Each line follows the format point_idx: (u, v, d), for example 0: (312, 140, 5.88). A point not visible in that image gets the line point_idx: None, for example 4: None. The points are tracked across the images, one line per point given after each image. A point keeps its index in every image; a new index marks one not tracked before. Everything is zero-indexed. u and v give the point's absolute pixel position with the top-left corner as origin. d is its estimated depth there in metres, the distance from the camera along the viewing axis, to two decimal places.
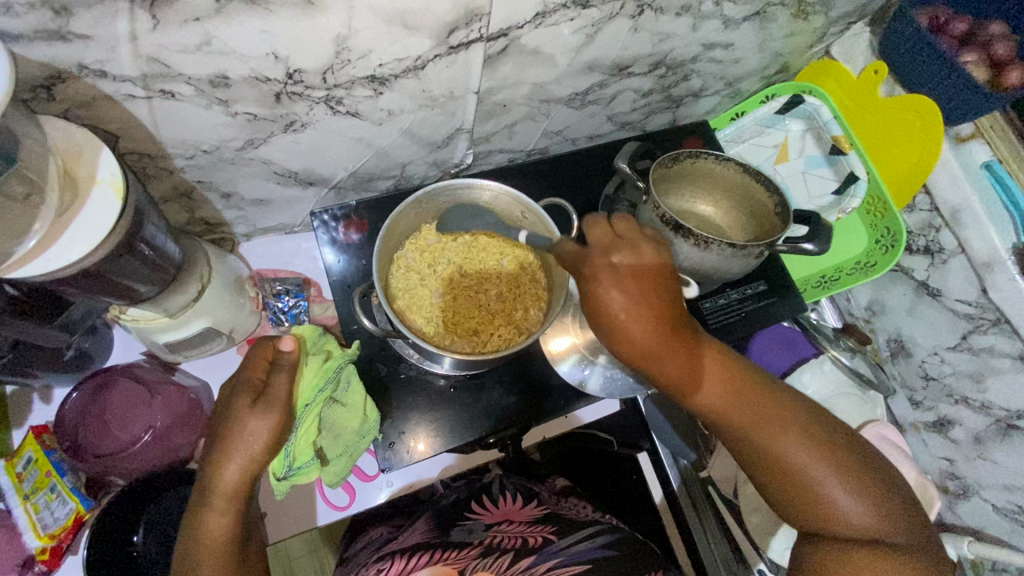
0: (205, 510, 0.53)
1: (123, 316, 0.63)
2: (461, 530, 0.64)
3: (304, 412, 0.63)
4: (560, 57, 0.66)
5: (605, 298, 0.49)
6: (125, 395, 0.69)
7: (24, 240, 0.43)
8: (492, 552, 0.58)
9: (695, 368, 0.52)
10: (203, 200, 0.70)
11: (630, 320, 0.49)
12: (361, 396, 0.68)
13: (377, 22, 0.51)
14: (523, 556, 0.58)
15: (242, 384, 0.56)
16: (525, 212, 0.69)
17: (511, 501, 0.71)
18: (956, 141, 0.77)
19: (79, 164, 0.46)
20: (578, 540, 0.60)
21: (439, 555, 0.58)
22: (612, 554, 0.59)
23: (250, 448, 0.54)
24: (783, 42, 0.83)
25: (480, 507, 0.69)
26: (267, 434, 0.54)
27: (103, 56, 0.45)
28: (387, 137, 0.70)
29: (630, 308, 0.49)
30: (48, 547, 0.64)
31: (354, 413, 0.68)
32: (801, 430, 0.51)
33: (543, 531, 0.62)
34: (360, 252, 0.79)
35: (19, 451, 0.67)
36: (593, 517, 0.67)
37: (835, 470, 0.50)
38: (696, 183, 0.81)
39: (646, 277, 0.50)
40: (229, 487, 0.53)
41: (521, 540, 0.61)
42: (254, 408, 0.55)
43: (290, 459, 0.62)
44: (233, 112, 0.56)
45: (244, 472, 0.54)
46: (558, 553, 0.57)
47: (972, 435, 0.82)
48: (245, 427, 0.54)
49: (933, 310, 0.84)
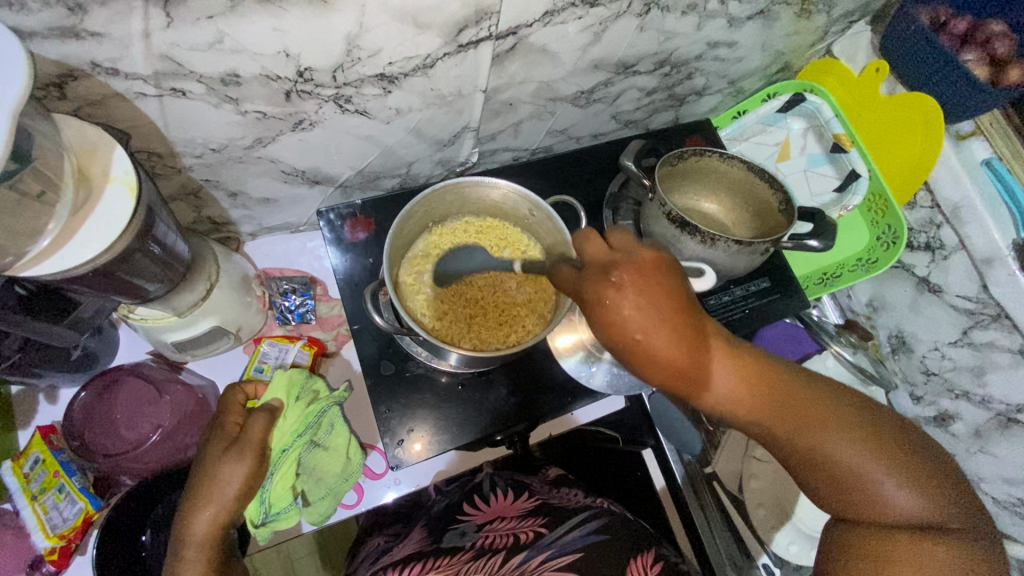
0: (179, 560, 0.53)
1: (132, 315, 0.63)
2: (454, 533, 0.65)
3: (281, 459, 0.64)
4: (567, 56, 0.67)
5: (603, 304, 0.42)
6: (132, 395, 0.69)
7: (38, 239, 0.43)
8: (484, 553, 0.59)
9: (717, 374, 0.45)
10: (210, 199, 0.70)
11: (646, 334, 0.41)
12: (344, 439, 0.70)
13: (388, 20, 0.52)
14: (515, 552, 0.58)
15: (219, 429, 0.58)
16: (533, 210, 0.69)
17: (502, 495, 0.71)
18: (957, 138, 0.79)
19: (93, 162, 0.45)
20: (569, 530, 0.61)
21: (434, 562, 0.58)
22: (604, 539, 0.59)
23: (220, 494, 0.54)
24: (785, 41, 0.83)
25: (473, 508, 0.70)
26: (239, 480, 0.55)
27: (116, 54, 0.45)
28: (394, 135, 0.70)
29: (642, 321, 0.41)
30: (57, 547, 0.64)
31: (336, 458, 0.70)
32: (844, 421, 0.46)
33: (534, 524, 0.62)
34: (367, 250, 0.79)
35: (27, 451, 0.67)
36: (585, 502, 0.68)
37: (875, 454, 0.45)
38: (702, 182, 0.81)
39: (649, 286, 0.42)
40: (200, 536, 0.53)
41: (512, 537, 0.61)
42: (227, 454, 0.56)
43: (267, 506, 0.63)
44: (243, 111, 0.57)
45: (214, 520, 0.54)
46: (549, 546, 0.58)
47: (973, 429, 0.83)
48: (218, 472, 0.55)
49: (934, 306, 0.85)
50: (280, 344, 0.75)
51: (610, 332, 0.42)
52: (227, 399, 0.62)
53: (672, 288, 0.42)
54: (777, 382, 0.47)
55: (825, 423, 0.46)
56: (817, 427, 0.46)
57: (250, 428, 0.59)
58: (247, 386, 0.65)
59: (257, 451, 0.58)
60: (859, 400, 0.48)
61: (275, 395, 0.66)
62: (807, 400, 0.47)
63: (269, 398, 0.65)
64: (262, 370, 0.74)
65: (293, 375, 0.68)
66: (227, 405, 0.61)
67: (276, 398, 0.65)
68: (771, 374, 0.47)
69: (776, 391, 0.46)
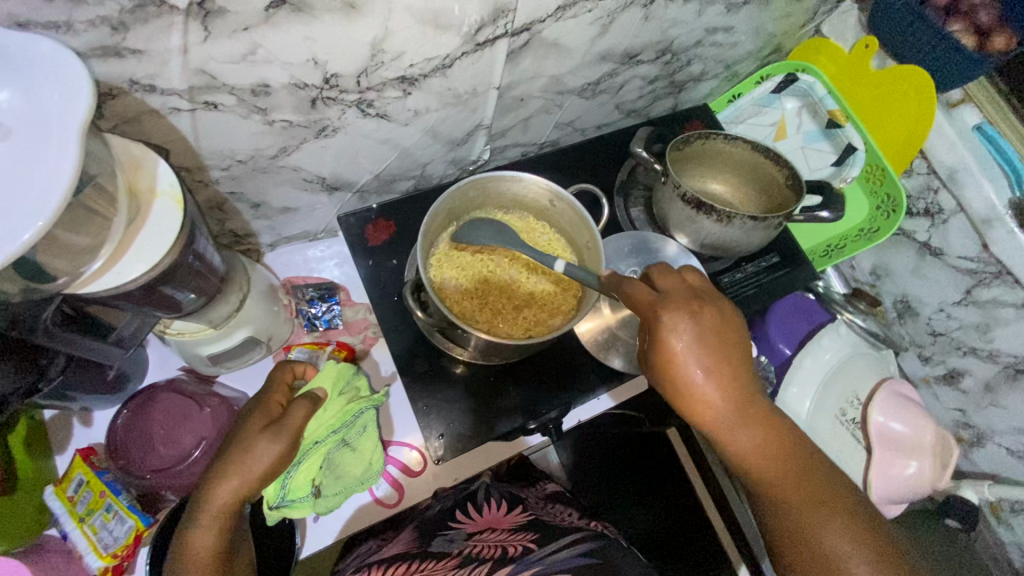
0: (193, 526, 0.54)
1: (169, 330, 0.63)
2: (442, 539, 0.64)
3: (311, 449, 0.65)
4: (577, 49, 0.69)
5: (669, 344, 0.54)
6: (168, 412, 0.69)
7: (92, 261, 0.44)
8: (470, 561, 0.57)
9: (735, 425, 0.55)
10: (233, 211, 0.71)
11: (704, 380, 0.54)
12: (371, 444, 0.71)
13: (412, 22, 0.53)
14: (500, 562, 0.56)
15: (259, 410, 0.60)
16: (553, 201, 0.70)
17: (496, 507, 0.71)
18: (949, 106, 0.82)
19: (140, 177, 0.46)
20: (558, 549, 0.57)
21: (417, 564, 0.59)
22: (592, 562, 0.55)
23: (248, 470, 0.55)
24: (777, 24, 0.86)
25: (464, 517, 0.69)
26: (269, 459, 0.56)
27: (155, 71, 0.46)
28: (411, 137, 0.72)
29: (706, 367, 0.54)
30: (110, 565, 0.64)
31: (360, 460, 0.71)
32: (832, 507, 0.53)
33: (523, 540, 0.61)
34: (389, 252, 0.80)
35: (69, 474, 0.67)
36: (578, 524, 0.66)
37: (852, 546, 0.51)
38: (705, 164, 0.84)
39: (716, 335, 0.55)
40: (219, 504, 0.55)
41: (500, 549, 0.59)
42: (264, 432, 0.57)
43: (286, 490, 0.64)
44: (270, 120, 0.58)
45: (236, 492, 0.55)
46: (535, 562, 0.54)
47: (982, 383, 0.88)
48: (251, 447, 0.56)
49: (937, 269, 0.89)
50: (310, 350, 0.76)
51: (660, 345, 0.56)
52: (276, 376, 0.64)
53: (739, 343, 0.56)
54: (798, 462, 0.55)
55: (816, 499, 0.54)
56: (817, 511, 0.53)
57: (292, 412, 0.60)
58: (298, 365, 0.66)
59: (292, 437, 0.58)
60: (852, 494, 0.55)
61: (321, 382, 0.67)
62: (809, 480, 0.55)
63: (315, 385, 0.66)
64: None
65: (341, 368, 0.69)
66: (274, 382, 0.64)
67: (322, 387, 0.66)
68: (786, 448, 0.56)
69: (786, 464, 0.55)
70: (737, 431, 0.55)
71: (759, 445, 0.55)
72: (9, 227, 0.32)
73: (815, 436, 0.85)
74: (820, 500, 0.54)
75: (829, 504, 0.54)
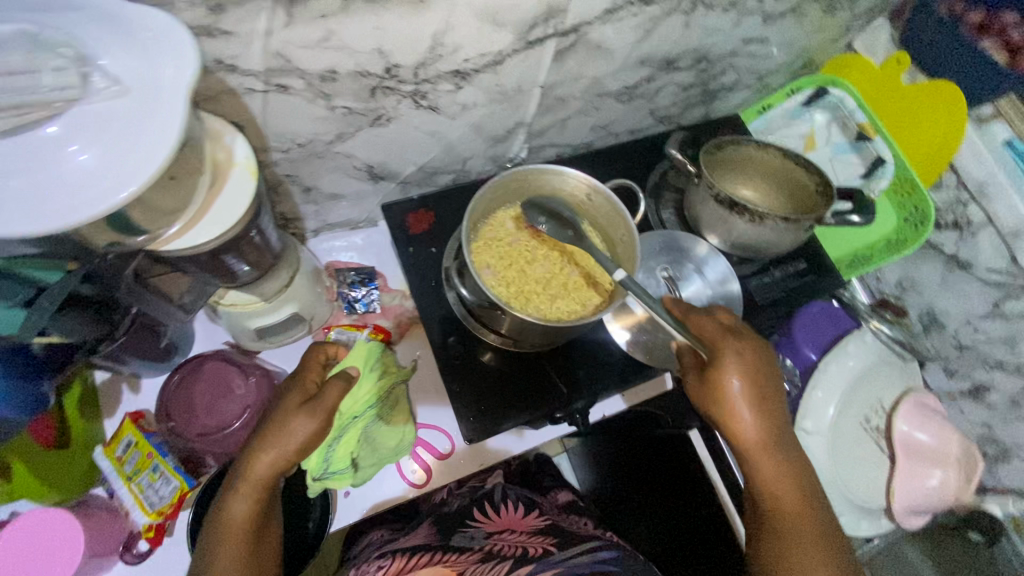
0: (230, 493, 0.58)
1: (221, 302, 0.66)
2: (464, 535, 0.70)
3: (350, 423, 0.69)
4: (619, 51, 0.72)
5: (724, 364, 0.65)
6: (209, 383, 0.72)
7: (169, 226, 0.47)
8: (492, 558, 0.63)
9: (759, 449, 0.65)
10: (286, 194, 0.75)
11: (742, 403, 0.65)
12: (403, 418, 0.75)
13: (472, 18, 0.57)
14: (521, 561, 0.62)
15: (297, 389, 0.64)
16: (591, 195, 0.72)
17: (513, 509, 0.79)
18: (979, 122, 0.83)
19: (219, 148, 0.50)
20: (578, 554, 0.62)
21: (440, 555, 0.64)
22: (611, 569, 0.60)
23: (283, 444, 0.59)
24: (810, 37, 0.89)
25: (482, 516, 0.76)
26: (304, 435, 0.59)
27: (238, 51, 0.50)
28: (457, 130, 0.75)
29: (748, 396, 0.65)
30: (155, 523, 0.67)
31: (394, 432, 0.73)
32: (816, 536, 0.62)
33: (543, 542, 0.67)
34: (427, 241, 0.83)
35: (119, 435, 0.70)
36: (593, 533, 0.73)
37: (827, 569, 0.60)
38: (737, 169, 0.86)
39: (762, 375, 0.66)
40: (258, 476, 0.58)
41: (521, 548, 0.65)
42: (300, 410, 0.60)
43: (328, 463, 0.68)
44: (332, 106, 0.62)
45: (273, 466, 0.59)
46: (557, 563, 0.60)
47: (1009, 398, 0.89)
48: (288, 424, 0.60)
49: (964, 282, 0.90)
50: (349, 332, 0.80)
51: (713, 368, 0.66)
52: (308, 357, 0.68)
53: (774, 386, 0.67)
54: (803, 494, 0.65)
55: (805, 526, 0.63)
56: (805, 534, 0.62)
57: (326, 392, 0.62)
58: (330, 346, 0.70)
59: (326, 414, 0.61)
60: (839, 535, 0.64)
61: (353, 360, 0.70)
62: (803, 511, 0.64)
63: (348, 363, 0.70)
64: None
65: (370, 346, 0.72)
66: (309, 362, 0.67)
67: (354, 366, 0.69)
68: (795, 481, 0.65)
69: (790, 492, 0.64)
70: (760, 454, 0.65)
71: (773, 471, 0.65)
72: (119, 178, 0.36)
73: (838, 442, 0.86)
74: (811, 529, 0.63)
75: (818, 534, 0.63)
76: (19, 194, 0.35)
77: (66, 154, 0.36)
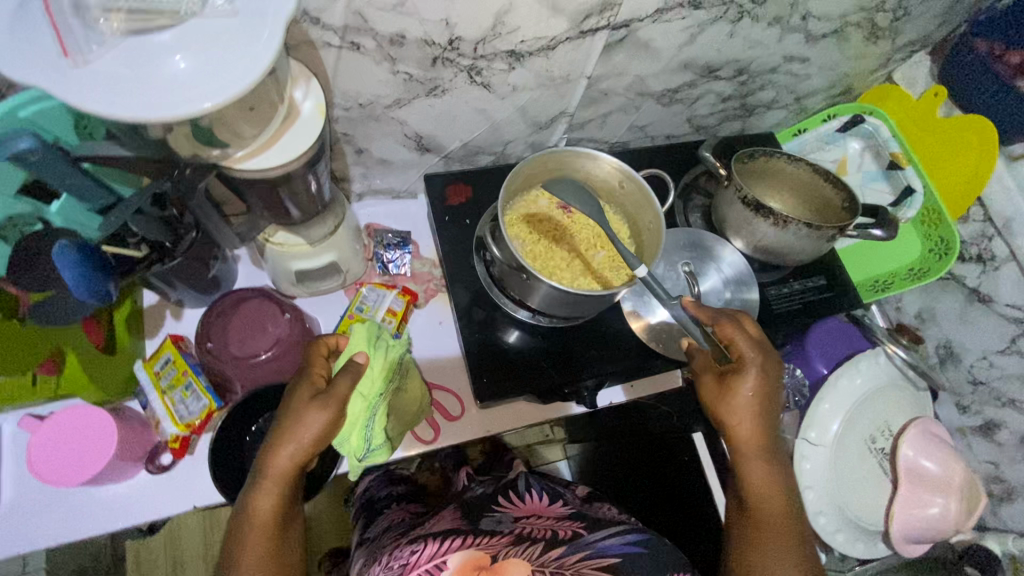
0: (257, 488, 0.61)
1: (271, 241, 0.72)
2: (491, 520, 0.73)
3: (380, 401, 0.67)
4: (665, 52, 0.77)
5: (733, 381, 0.67)
6: (247, 316, 0.76)
7: (234, 149, 0.52)
8: (524, 541, 0.65)
9: (749, 465, 0.68)
10: (340, 152, 0.80)
11: (740, 422, 0.67)
12: (417, 384, 0.77)
13: (534, 2, 0.62)
14: (554, 545, 0.65)
15: (307, 380, 0.64)
16: (623, 182, 0.76)
17: (537, 498, 0.79)
18: (1009, 159, 0.86)
19: (294, 89, 0.55)
20: (608, 535, 0.67)
21: (472, 538, 0.66)
22: (641, 550, 0.65)
23: (299, 434, 0.60)
24: (851, 63, 0.92)
25: (509, 502, 0.78)
26: (320, 425, 0.61)
27: (323, 6, 0.56)
28: (503, 111, 0.80)
29: (749, 415, 0.67)
30: (182, 435, 0.72)
31: (412, 399, 0.77)
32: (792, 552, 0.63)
33: (572, 526, 0.70)
34: (462, 213, 0.87)
35: (158, 353, 0.75)
36: (618, 517, 0.73)
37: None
38: (768, 180, 0.89)
39: (771, 396, 0.68)
40: (279, 469, 0.61)
41: (551, 532, 0.68)
42: (313, 402, 0.62)
43: (369, 442, 0.67)
44: (395, 70, 0.67)
45: (291, 458, 0.60)
46: (587, 545, 0.65)
47: (1019, 437, 0.89)
48: (303, 416, 0.61)
49: (984, 316, 0.90)
50: (379, 290, 0.85)
51: (718, 389, 0.69)
52: (314, 349, 0.68)
53: (773, 406, 0.68)
54: (784, 513, 0.66)
55: (779, 542, 0.64)
56: (778, 548, 0.63)
57: (337, 383, 0.63)
58: (330, 339, 0.69)
59: (339, 405, 0.62)
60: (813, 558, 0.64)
61: (357, 345, 0.67)
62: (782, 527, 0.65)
63: (354, 349, 0.66)
64: (362, 309, 0.83)
65: (369, 328, 0.69)
66: (314, 355, 0.68)
67: (361, 350, 0.67)
68: (779, 501, 0.67)
69: (773, 507, 0.66)
70: (751, 470, 0.68)
71: (761, 485, 0.67)
72: (217, 83, 0.41)
73: (842, 458, 0.87)
74: (788, 545, 0.64)
75: (795, 552, 0.63)
76: (130, 85, 0.40)
77: (169, 62, 0.41)
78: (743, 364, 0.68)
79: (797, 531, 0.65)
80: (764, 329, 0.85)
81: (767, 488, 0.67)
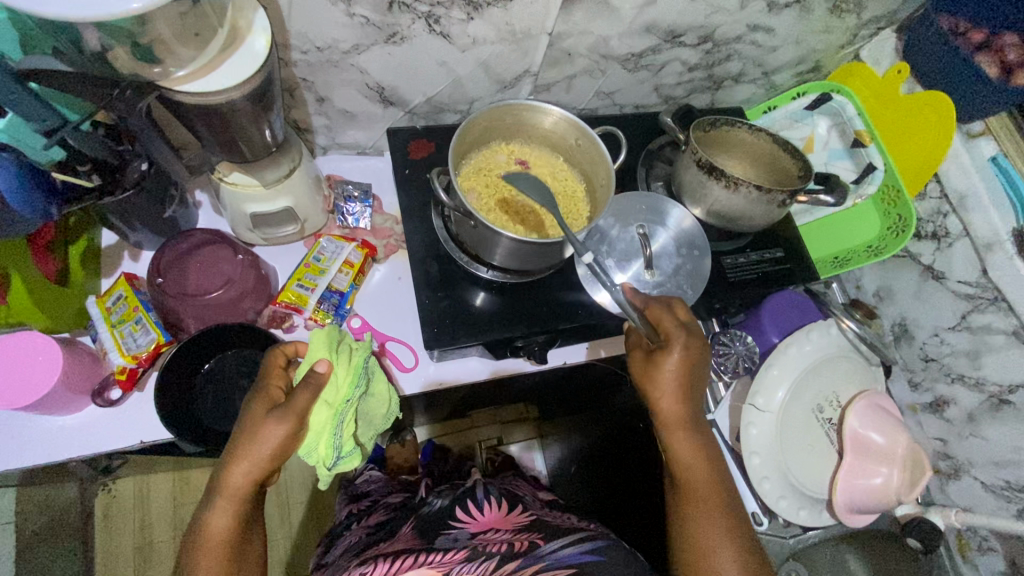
0: (210, 506, 0.59)
1: (225, 179, 0.72)
2: (447, 537, 0.71)
3: (345, 408, 0.63)
4: (625, 12, 0.77)
5: (660, 357, 0.68)
6: (202, 260, 0.77)
7: (177, 70, 0.54)
8: (478, 557, 0.64)
9: (678, 440, 0.68)
10: (300, 100, 0.81)
11: (670, 399, 0.67)
12: (384, 384, 0.72)
13: None
14: (508, 560, 0.63)
15: (262, 393, 0.62)
16: (579, 138, 0.77)
17: (496, 508, 0.79)
18: (968, 136, 0.86)
19: (241, 18, 0.56)
20: (565, 544, 0.66)
21: (422, 557, 0.64)
22: (600, 559, 0.64)
23: (256, 450, 0.59)
24: (818, 38, 0.93)
25: (466, 516, 0.76)
26: (276, 439, 0.59)
27: None
28: (465, 65, 0.81)
29: (676, 389, 0.67)
30: (127, 367, 0.73)
31: (381, 402, 0.72)
32: (727, 523, 0.64)
33: (530, 537, 0.69)
34: (424, 167, 0.88)
35: (111, 289, 0.76)
36: (578, 524, 0.74)
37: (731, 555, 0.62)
38: (729, 149, 0.90)
39: (695, 368, 0.68)
40: (233, 487, 0.59)
41: (508, 545, 0.67)
42: (270, 415, 0.59)
43: (338, 450, 0.63)
44: (352, 13, 0.68)
45: (247, 475, 0.59)
46: (544, 557, 0.64)
47: (966, 413, 0.91)
48: (258, 432, 0.59)
49: (936, 293, 0.92)
50: (337, 242, 0.85)
51: (647, 367, 0.69)
52: (269, 362, 0.65)
53: (698, 379, 0.69)
54: (716, 486, 0.66)
55: (714, 515, 0.64)
56: (713, 522, 0.64)
57: (295, 394, 0.60)
58: (289, 347, 0.67)
59: (299, 417, 0.60)
60: (749, 533, 0.65)
61: (317, 353, 0.63)
62: (715, 498, 0.66)
63: (313, 358, 0.62)
64: (319, 259, 0.83)
65: (328, 331, 0.65)
66: (270, 370, 0.65)
67: (320, 358, 0.62)
68: (711, 473, 0.67)
69: (705, 480, 0.67)
70: (681, 446, 0.67)
71: (689, 460, 0.67)
72: None
73: (790, 427, 0.88)
74: (722, 516, 0.64)
75: (732, 525, 0.64)
76: None
77: None
78: (667, 338, 0.68)
79: (731, 501, 0.66)
80: (719, 297, 0.85)
81: (698, 463, 0.67)
